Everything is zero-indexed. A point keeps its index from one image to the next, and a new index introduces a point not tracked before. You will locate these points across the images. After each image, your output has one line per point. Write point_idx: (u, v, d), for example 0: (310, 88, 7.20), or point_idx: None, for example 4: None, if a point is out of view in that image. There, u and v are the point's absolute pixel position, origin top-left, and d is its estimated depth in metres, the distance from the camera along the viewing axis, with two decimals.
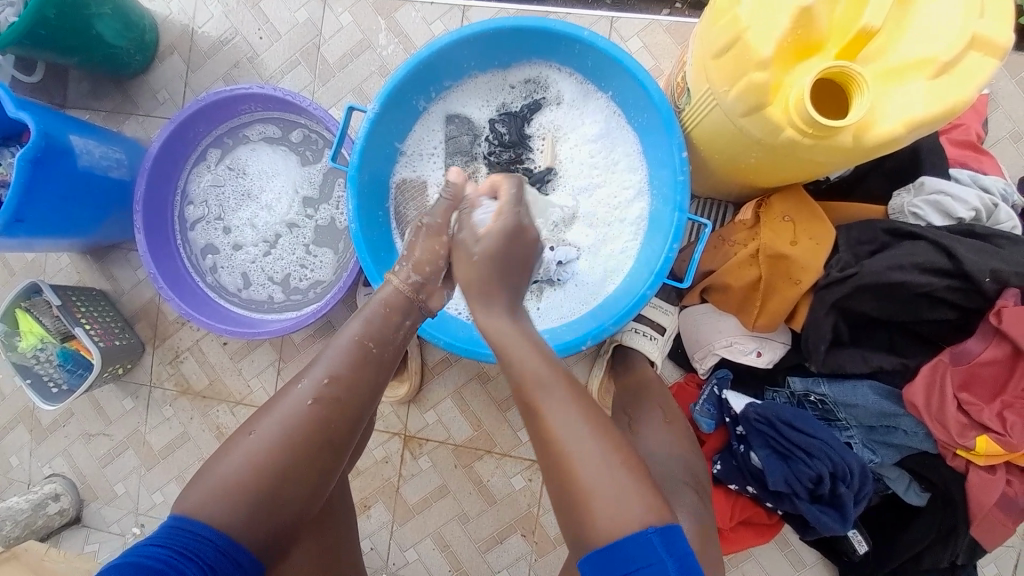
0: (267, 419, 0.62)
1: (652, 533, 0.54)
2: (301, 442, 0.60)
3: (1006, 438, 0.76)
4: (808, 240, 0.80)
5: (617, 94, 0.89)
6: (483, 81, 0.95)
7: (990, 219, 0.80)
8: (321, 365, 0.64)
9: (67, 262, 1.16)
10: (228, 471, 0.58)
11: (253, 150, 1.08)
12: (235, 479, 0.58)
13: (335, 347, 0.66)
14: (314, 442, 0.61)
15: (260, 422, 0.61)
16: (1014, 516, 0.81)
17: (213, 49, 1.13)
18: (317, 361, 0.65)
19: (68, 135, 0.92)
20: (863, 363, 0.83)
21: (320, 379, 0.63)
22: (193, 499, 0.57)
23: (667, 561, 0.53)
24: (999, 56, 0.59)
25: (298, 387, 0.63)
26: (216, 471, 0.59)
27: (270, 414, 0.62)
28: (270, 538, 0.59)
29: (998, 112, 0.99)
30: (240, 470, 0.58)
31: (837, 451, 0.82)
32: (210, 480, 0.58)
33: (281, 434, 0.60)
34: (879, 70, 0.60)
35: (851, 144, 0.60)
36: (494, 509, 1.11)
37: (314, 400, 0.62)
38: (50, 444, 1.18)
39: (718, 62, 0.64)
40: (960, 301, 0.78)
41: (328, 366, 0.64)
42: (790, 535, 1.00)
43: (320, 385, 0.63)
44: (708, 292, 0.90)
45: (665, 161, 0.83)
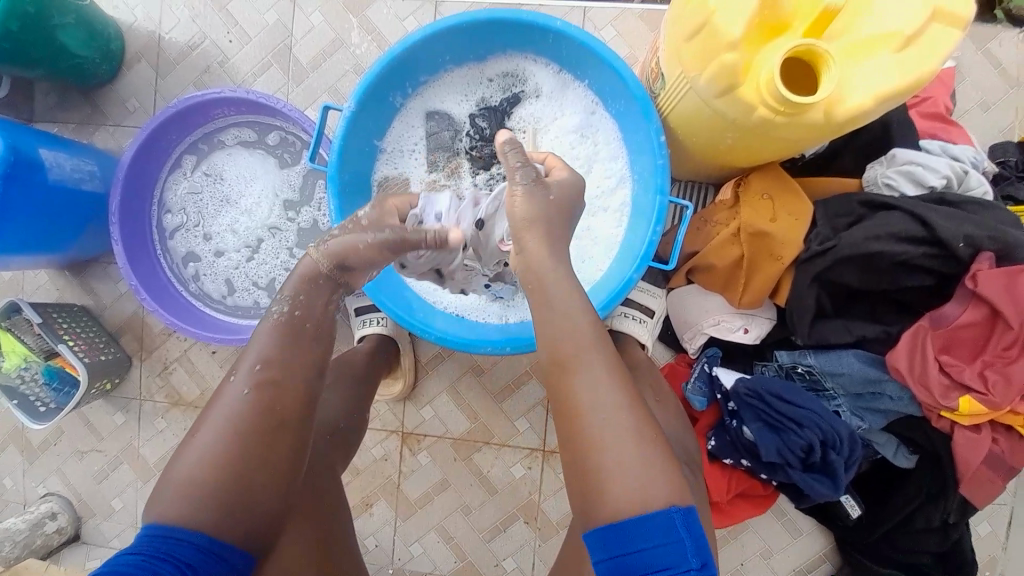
0: (213, 416, 0.59)
1: (675, 511, 0.54)
2: (256, 429, 0.59)
3: (987, 397, 0.79)
4: (788, 216, 0.82)
5: (594, 82, 0.89)
6: (460, 74, 0.94)
7: (961, 187, 0.82)
8: (251, 354, 0.62)
9: (45, 279, 1.14)
10: (190, 473, 0.56)
11: (230, 155, 1.06)
12: (199, 479, 0.56)
13: (262, 336, 0.64)
14: (270, 423, 0.59)
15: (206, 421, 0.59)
16: (1003, 473, 0.84)
17: (182, 54, 1.11)
18: (246, 351, 0.63)
19: (37, 148, 0.89)
20: (847, 333, 0.85)
21: (267, 373, 0.61)
22: (156, 506, 0.55)
23: (686, 543, 0.53)
24: (962, 27, 0.60)
25: (232, 382, 0.61)
26: (179, 481, 0.56)
27: (211, 413, 0.60)
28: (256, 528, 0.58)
29: (967, 82, 1.01)
30: (198, 469, 0.56)
31: (826, 420, 0.84)
32: (170, 487, 0.56)
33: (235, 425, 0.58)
34: (847, 47, 0.60)
35: (823, 121, 0.61)
36: (496, 499, 1.12)
37: (249, 387, 0.59)
38: (42, 463, 1.17)
39: (688, 46, 0.64)
40: (938, 268, 0.80)
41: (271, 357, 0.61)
42: (786, 504, 1.03)
43: (253, 372, 0.61)
44: (693, 273, 0.90)
45: (645, 146, 0.83)
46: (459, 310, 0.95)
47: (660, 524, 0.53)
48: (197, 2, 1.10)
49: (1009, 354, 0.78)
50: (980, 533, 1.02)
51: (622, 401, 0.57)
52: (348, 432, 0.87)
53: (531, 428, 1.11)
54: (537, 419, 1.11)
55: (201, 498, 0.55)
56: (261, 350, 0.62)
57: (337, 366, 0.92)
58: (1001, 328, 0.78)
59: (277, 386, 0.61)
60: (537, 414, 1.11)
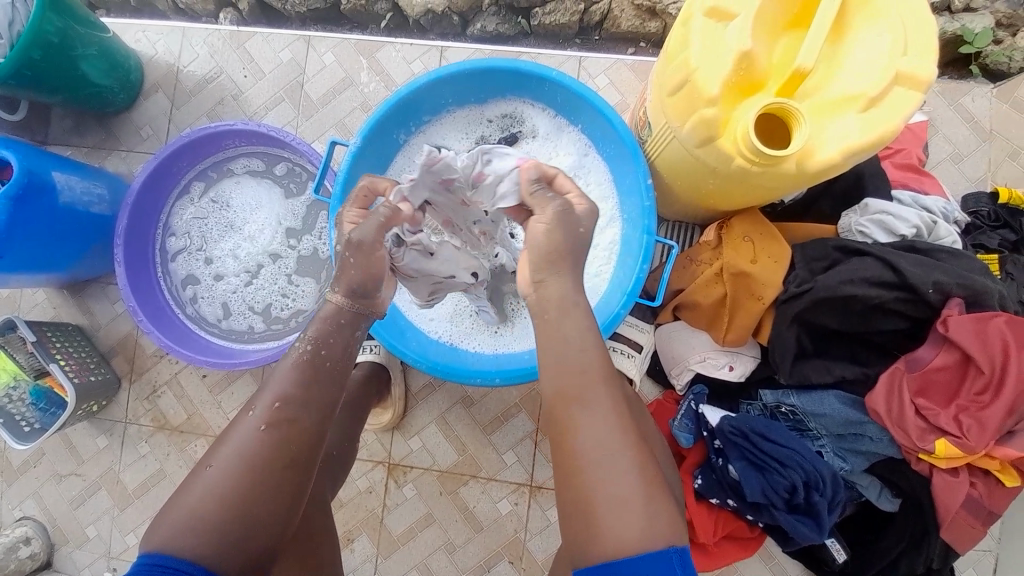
0: (224, 448, 0.59)
1: (674, 552, 0.55)
2: (257, 460, 0.58)
3: (962, 441, 0.80)
4: (768, 259, 0.85)
5: (587, 126, 0.95)
6: (461, 115, 1.00)
7: (932, 236, 0.87)
8: (270, 389, 0.61)
9: (42, 298, 1.16)
10: (198, 504, 0.55)
11: (238, 183, 1.10)
12: (202, 510, 0.55)
13: (284, 372, 0.62)
14: (280, 455, 0.59)
15: (218, 452, 0.59)
16: (982, 518, 0.84)
17: (198, 87, 1.17)
18: (267, 386, 0.62)
19: (51, 171, 0.93)
20: (827, 373, 0.87)
21: (284, 411, 0.60)
22: (159, 534, 0.54)
23: None
24: (923, 89, 0.65)
25: (248, 415, 0.60)
26: (187, 509, 0.55)
27: (225, 443, 0.59)
28: (257, 556, 0.57)
29: (936, 136, 1.08)
30: (204, 503, 0.55)
31: (809, 460, 0.85)
32: (177, 514, 0.55)
33: (241, 460, 0.58)
34: (816, 105, 0.66)
35: (795, 171, 0.66)
36: (481, 536, 1.10)
37: (265, 423, 0.59)
38: (19, 486, 1.14)
39: (672, 99, 0.70)
40: (910, 312, 0.83)
41: (281, 386, 0.61)
42: (773, 548, 1.02)
43: (271, 409, 0.60)
44: (679, 310, 0.94)
45: (633, 188, 0.88)
46: (450, 339, 0.97)
47: (655, 558, 0.55)
48: (216, 40, 1.17)
49: (982, 399, 0.80)
50: None
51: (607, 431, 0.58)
52: (335, 458, 0.86)
53: (519, 461, 1.10)
54: (525, 453, 1.10)
55: (180, 531, 0.54)
56: (279, 387, 0.61)
57: None
58: (973, 373, 0.81)
59: (293, 424, 0.60)
60: (525, 447, 1.11)
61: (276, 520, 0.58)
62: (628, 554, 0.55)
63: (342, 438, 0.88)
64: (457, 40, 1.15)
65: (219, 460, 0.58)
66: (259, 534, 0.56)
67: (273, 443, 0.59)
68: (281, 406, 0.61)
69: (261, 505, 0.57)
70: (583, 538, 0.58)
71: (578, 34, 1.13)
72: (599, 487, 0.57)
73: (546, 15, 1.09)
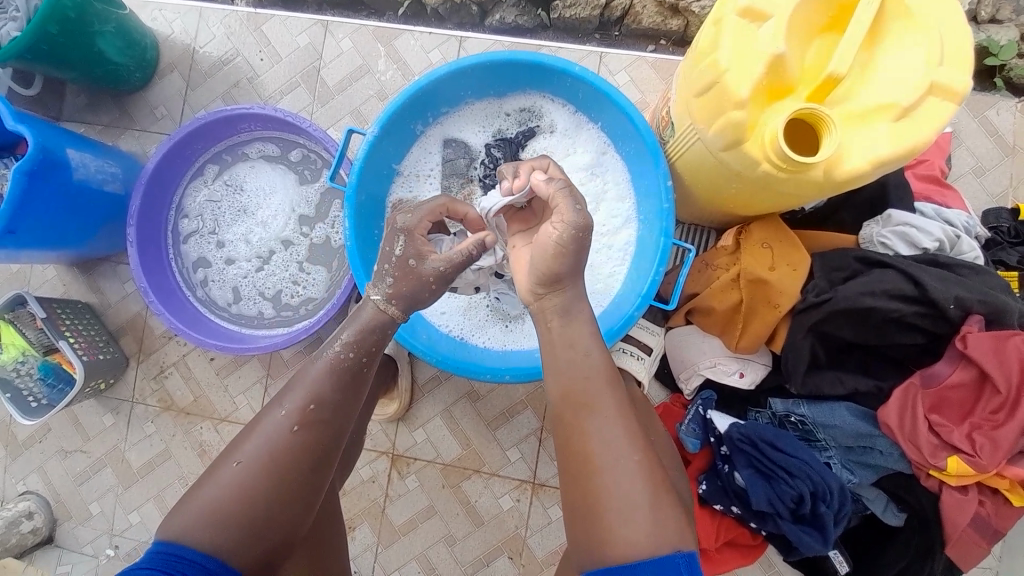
0: (251, 443, 0.59)
1: (680, 557, 0.55)
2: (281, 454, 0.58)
3: (975, 459, 0.79)
4: (786, 267, 0.84)
5: (607, 124, 0.94)
6: (479, 108, 0.99)
7: (954, 250, 0.85)
8: (300, 389, 0.62)
9: (52, 274, 1.16)
10: (224, 495, 0.55)
11: (252, 168, 1.10)
12: (225, 503, 0.55)
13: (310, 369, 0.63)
14: (308, 457, 0.59)
15: (243, 447, 0.59)
16: (987, 536, 0.84)
17: (214, 68, 1.16)
18: (300, 383, 0.62)
19: (66, 148, 0.93)
20: (839, 385, 0.86)
21: (318, 414, 0.61)
22: (177, 524, 0.54)
23: None
24: (958, 101, 0.63)
25: (280, 412, 0.60)
26: (210, 501, 0.55)
27: (251, 437, 0.60)
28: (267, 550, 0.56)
29: (960, 148, 1.07)
30: (228, 495, 0.56)
31: (817, 471, 0.84)
32: (198, 506, 0.55)
33: (268, 458, 0.58)
34: (847, 113, 0.64)
35: (822, 179, 0.64)
36: (482, 530, 1.10)
37: (298, 425, 0.60)
38: (25, 461, 1.15)
39: (700, 100, 0.68)
40: (929, 327, 0.82)
41: (317, 388, 0.62)
42: (773, 555, 1.02)
43: (303, 410, 0.60)
44: (693, 314, 0.93)
45: (652, 189, 0.87)
46: (460, 333, 0.96)
47: (662, 563, 0.54)
48: (233, 21, 1.16)
49: (997, 418, 0.79)
50: None
51: (619, 437, 0.58)
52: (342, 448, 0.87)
53: (522, 458, 1.10)
54: (529, 450, 1.10)
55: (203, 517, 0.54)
56: (316, 389, 0.61)
57: None
58: (990, 392, 0.80)
59: (324, 425, 0.61)
60: (529, 445, 1.11)
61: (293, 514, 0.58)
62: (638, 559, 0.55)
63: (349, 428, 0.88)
64: (476, 31, 1.13)
65: (246, 454, 0.58)
66: (269, 526, 0.56)
67: (304, 446, 0.59)
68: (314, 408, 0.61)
69: (276, 496, 0.57)
70: (591, 542, 0.58)
71: (598, 29, 1.11)
72: (611, 493, 0.57)
73: (568, 9, 1.08)
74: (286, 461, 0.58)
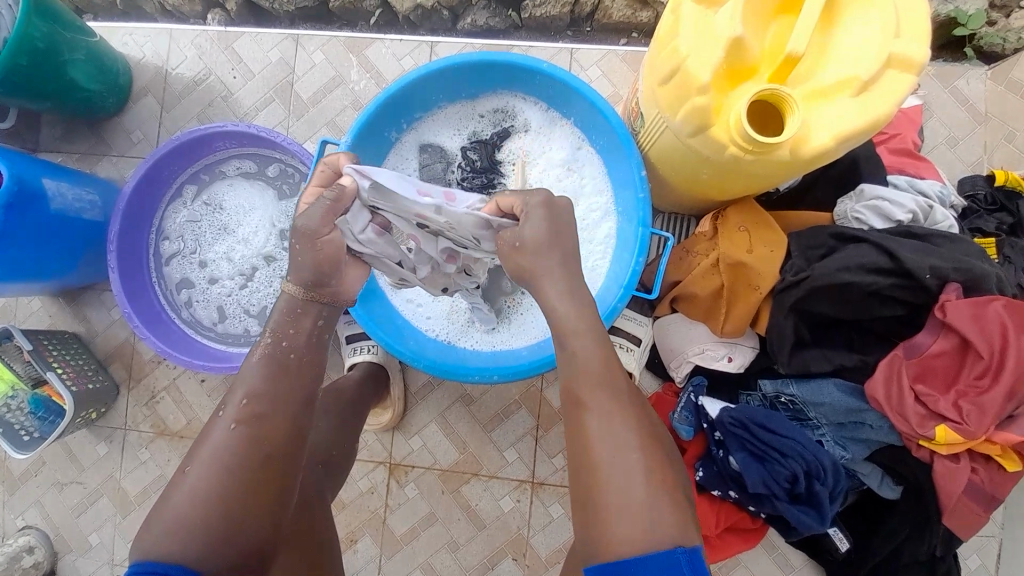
0: (200, 453, 0.58)
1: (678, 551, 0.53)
2: (240, 458, 0.58)
3: (963, 426, 0.79)
4: (763, 248, 0.85)
5: (579, 119, 0.94)
6: (452, 111, 0.99)
7: (928, 221, 0.86)
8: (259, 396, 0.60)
9: (38, 306, 1.15)
10: (181, 508, 0.55)
11: (231, 185, 1.09)
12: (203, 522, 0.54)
13: (291, 378, 0.62)
14: (255, 456, 0.58)
15: (191, 458, 0.58)
16: (984, 504, 0.85)
17: (187, 89, 1.16)
18: (236, 385, 0.62)
19: (41, 178, 0.92)
20: (825, 362, 0.87)
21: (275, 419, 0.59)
22: (141, 542, 0.54)
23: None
24: (917, 71, 0.64)
25: (220, 416, 0.60)
26: (169, 515, 0.55)
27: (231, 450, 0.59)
28: (240, 556, 0.55)
29: (932, 120, 1.08)
30: (190, 515, 0.54)
31: (809, 450, 0.84)
32: (160, 522, 0.55)
33: (218, 463, 0.57)
34: (809, 91, 0.65)
35: (789, 158, 0.65)
36: (484, 533, 1.10)
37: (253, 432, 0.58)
38: (21, 495, 1.14)
39: (664, 89, 0.69)
40: (908, 298, 0.82)
41: (252, 384, 0.62)
42: (776, 537, 1.02)
43: (254, 420, 0.59)
44: (677, 302, 0.93)
45: (628, 181, 0.87)
46: (447, 337, 0.96)
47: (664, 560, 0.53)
48: (204, 41, 1.16)
49: (982, 384, 0.80)
50: (972, 567, 1.01)
51: (608, 432, 0.58)
52: (335, 459, 0.86)
53: (520, 458, 1.10)
54: (526, 449, 1.10)
55: (188, 538, 0.54)
56: (250, 384, 0.61)
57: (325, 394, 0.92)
58: (973, 358, 0.81)
59: (265, 420, 0.60)
60: (526, 444, 1.10)
61: (265, 523, 0.57)
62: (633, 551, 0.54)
63: (342, 439, 0.88)
64: (448, 35, 1.14)
65: (195, 463, 0.57)
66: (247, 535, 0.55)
67: (248, 443, 0.58)
68: (250, 404, 0.61)
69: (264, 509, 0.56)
70: (585, 536, 0.58)
71: (569, 26, 1.12)
72: (601, 486, 0.56)
73: (536, 7, 1.08)
74: (241, 464, 0.57)
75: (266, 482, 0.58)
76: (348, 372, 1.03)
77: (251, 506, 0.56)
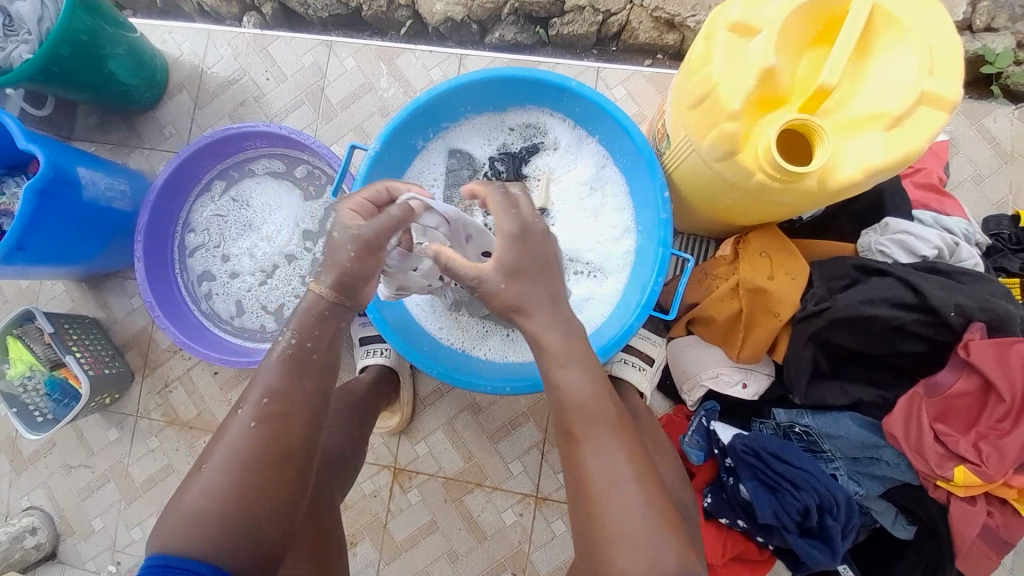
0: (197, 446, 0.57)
1: None
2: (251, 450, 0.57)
3: (981, 469, 0.78)
4: (786, 275, 0.84)
5: (605, 139, 0.95)
6: (480, 123, 1.01)
7: (953, 257, 0.85)
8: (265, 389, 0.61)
9: (61, 290, 1.18)
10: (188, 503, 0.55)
11: (259, 183, 1.12)
12: (200, 517, 0.54)
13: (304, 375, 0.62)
14: (277, 456, 0.58)
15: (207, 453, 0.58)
16: (997, 548, 0.82)
17: (221, 88, 1.19)
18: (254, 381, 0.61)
19: (76, 167, 0.95)
20: (842, 394, 0.86)
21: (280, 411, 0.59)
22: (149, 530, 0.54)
23: None
24: (949, 109, 0.64)
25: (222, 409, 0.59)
26: (188, 506, 0.55)
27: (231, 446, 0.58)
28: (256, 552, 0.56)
29: (958, 156, 1.07)
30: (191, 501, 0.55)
31: (823, 483, 0.83)
32: (177, 513, 0.55)
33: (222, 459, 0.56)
34: (839, 123, 0.65)
35: (817, 188, 0.65)
36: (485, 546, 1.09)
37: (255, 420, 0.58)
38: (30, 475, 1.16)
39: (694, 113, 0.70)
40: (931, 335, 0.81)
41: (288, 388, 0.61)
42: (783, 572, 1.00)
43: (265, 408, 0.60)
44: (693, 324, 0.93)
45: (649, 200, 0.88)
46: (461, 346, 0.96)
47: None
48: (240, 42, 1.20)
49: (1003, 427, 0.78)
50: None
51: (611, 460, 0.58)
52: (343, 459, 0.86)
53: (525, 471, 1.09)
54: (531, 462, 1.10)
55: (192, 526, 0.54)
56: (267, 381, 0.60)
57: (338, 394, 0.93)
58: (994, 400, 0.79)
59: (277, 414, 0.59)
60: (531, 457, 1.10)
61: (269, 523, 0.57)
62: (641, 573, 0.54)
63: (352, 439, 0.88)
64: (476, 48, 1.16)
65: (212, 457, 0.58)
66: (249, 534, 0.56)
67: (268, 445, 0.58)
68: (269, 401, 0.60)
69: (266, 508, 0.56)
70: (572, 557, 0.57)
71: (596, 45, 1.14)
72: (615, 515, 0.56)
73: (565, 25, 1.10)
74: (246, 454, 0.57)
75: (283, 478, 0.58)
76: (359, 374, 1.03)
77: (268, 498, 0.57)
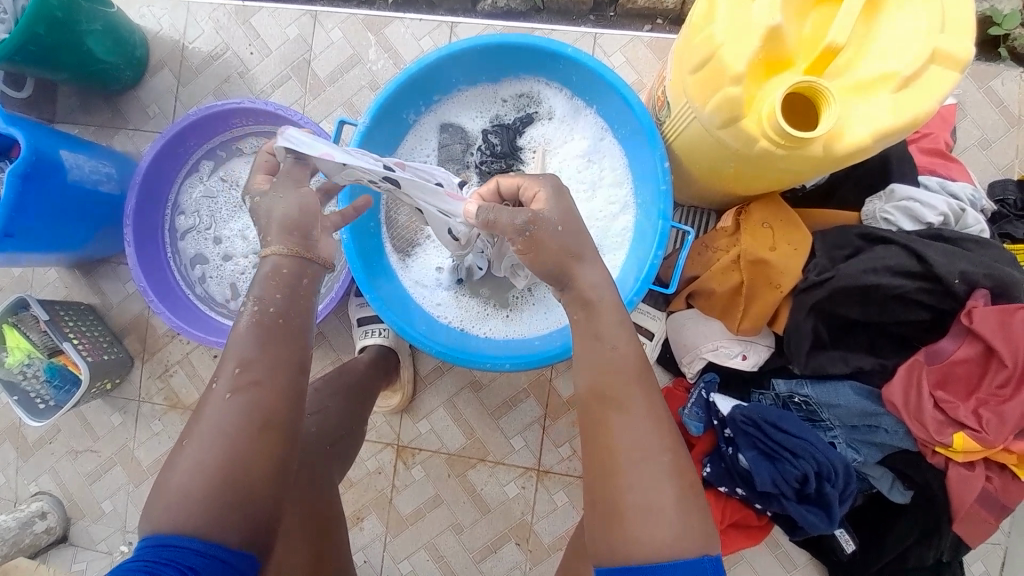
0: (195, 431, 0.57)
1: (708, 561, 0.55)
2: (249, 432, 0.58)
3: (981, 434, 0.79)
4: (787, 246, 0.83)
5: (603, 108, 0.92)
6: (473, 95, 0.98)
7: (959, 224, 0.84)
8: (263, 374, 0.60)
9: (54, 277, 1.16)
10: (190, 489, 0.54)
11: (247, 163, 1.08)
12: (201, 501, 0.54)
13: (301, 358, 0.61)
14: (280, 437, 0.58)
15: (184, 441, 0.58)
16: (996, 512, 0.84)
17: (204, 64, 1.15)
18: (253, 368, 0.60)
19: (58, 150, 0.92)
20: (843, 364, 0.85)
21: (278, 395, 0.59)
22: (153, 513, 0.54)
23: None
24: (961, 69, 0.61)
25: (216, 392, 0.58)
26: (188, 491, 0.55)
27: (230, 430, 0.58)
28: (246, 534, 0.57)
29: (965, 120, 1.04)
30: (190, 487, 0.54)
31: (821, 451, 0.84)
32: (177, 499, 0.55)
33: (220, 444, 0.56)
34: (847, 84, 0.63)
35: (822, 154, 0.63)
36: (488, 518, 1.11)
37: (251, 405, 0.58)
38: (36, 461, 1.17)
39: (696, 78, 0.67)
40: (934, 303, 0.81)
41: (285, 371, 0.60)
42: (780, 536, 1.02)
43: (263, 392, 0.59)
44: (693, 297, 0.92)
45: (649, 172, 0.86)
46: (460, 323, 0.95)
47: (689, 566, 0.54)
48: (221, 15, 1.14)
49: (1004, 393, 0.79)
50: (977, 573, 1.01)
51: (611, 435, 0.57)
52: (344, 438, 0.86)
53: (526, 446, 1.11)
54: (532, 438, 1.11)
55: (194, 510, 0.54)
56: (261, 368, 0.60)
57: (338, 374, 0.93)
58: (996, 366, 0.79)
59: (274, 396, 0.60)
60: (532, 432, 1.11)
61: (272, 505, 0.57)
62: (629, 543, 0.54)
63: (353, 419, 0.88)
64: (468, 16, 1.11)
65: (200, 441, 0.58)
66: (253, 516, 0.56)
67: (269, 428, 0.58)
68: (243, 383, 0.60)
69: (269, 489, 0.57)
70: None
71: (592, 10, 1.09)
72: (609, 490, 0.56)
73: None
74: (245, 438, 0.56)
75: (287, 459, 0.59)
76: (359, 355, 1.03)
77: (269, 476, 0.57)
